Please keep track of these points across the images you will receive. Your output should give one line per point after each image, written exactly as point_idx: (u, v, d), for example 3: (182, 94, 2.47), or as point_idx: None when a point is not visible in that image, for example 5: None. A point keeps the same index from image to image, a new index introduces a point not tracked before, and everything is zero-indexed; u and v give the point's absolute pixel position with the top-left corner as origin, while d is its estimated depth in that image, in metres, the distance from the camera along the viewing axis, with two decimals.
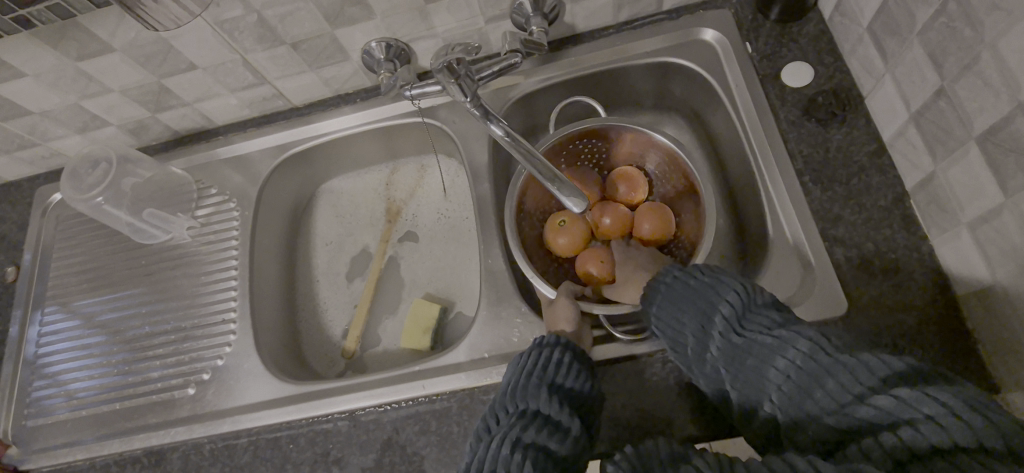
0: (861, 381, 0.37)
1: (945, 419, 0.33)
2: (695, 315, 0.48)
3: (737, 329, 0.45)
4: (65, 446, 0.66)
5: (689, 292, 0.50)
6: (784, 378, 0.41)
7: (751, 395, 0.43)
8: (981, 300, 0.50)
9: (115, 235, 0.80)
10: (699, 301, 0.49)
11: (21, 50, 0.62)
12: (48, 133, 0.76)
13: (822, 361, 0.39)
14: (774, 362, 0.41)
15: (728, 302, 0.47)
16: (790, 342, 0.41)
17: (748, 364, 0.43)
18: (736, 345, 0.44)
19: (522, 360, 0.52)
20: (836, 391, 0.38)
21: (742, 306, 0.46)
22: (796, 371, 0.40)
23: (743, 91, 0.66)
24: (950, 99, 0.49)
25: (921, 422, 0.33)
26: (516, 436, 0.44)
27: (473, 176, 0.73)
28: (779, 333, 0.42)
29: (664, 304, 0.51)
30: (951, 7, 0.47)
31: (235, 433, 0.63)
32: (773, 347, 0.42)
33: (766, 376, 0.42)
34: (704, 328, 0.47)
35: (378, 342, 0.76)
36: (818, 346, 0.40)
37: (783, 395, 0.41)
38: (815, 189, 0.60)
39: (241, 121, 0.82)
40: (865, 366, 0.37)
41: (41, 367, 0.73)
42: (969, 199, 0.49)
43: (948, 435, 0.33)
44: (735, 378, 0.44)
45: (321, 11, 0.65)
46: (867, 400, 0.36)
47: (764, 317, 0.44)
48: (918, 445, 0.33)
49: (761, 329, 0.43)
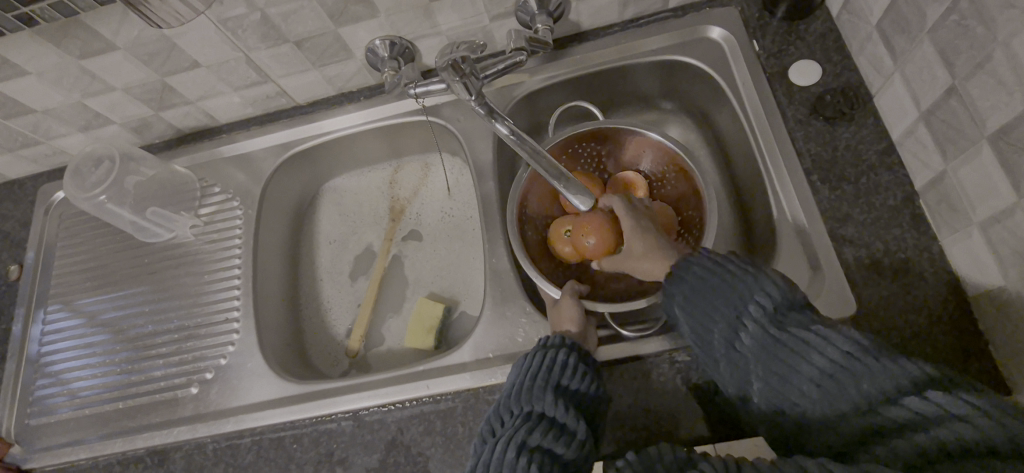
0: (897, 380, 0.37)
1: (977, 418, 0.34)
2: (725, 305, 0.47)
3: (765, 322, 0.44)
4: (68, 445, 0.66)
5: (721, 282, 0.48)
6: (818, 373, 0.40)
7: (775, 390, 0.42)
8: (992, 301, 0.49)
9: (118, 233, 0.80)
10: (731, 290, 0.47)
11: (24, 48, 0.62)
12: (51, 132, 0.76)
13: (859, 359, 0.39)
14: (808, 357, 0.41)
15: (761, 294, 0.45)
16: (825, 338, 0.41)
17: (778, 357, 0.42)
18: (768, 338, 0.43)
19: (526, 362, 0.51)
20: (870, 390, 0.38)
21: (776, 300, 0.45)
22: (831, 368, 0.40)
23: (749, 89, 0.66)
24: (962, 98, 0.49)
25: (953, 422, 0.34)
26: (522, 440, 0.44)
27: (477, 175, 0.72)
28: (816, 328, 0.42)
29: (692, 293, 0.49)
30: (963, 5, 0.47)
31: (239, 433, 0.63)
32: (808, 342, 0.41)
33: (797, 370, 0.41)
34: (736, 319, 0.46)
35: (382, 341, 0.76)
36: (854, 344, 0.40)
37: (813, 391, 0.40)
38: (823, 188, 0.59)
39: (244, 119, 0.81)
40: (900, 366, 0.38)
41: (44, 366, 0.72)
42: (980, 199, 0.49)
43: (978, 434, 0.33)
44: (761, 372, 0.43)
45: (325, 9, 0.64)
46: (900, 401, 0.37)
47: (798, 313, 0.44)
48: (947, 443, 0.34)
49: (795, 324, 0.43)
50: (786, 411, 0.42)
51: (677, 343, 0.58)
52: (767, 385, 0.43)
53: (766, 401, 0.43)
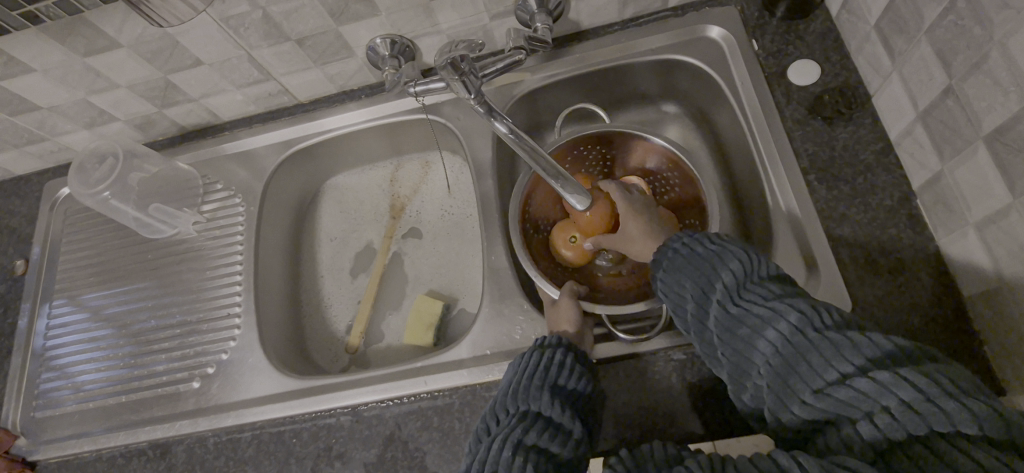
0: (848, 359, 0.36)
1: (921, 404, 0.33)
2: (697, 281, 0.47)
3: (735, 298, 0.43)
4: (73, 437, 0.67)
5: (693, 259, 0.48)
6: (773, 351, 0.40)
7: (737, 366, 0.42)
8: (987, 301, 0.49)
9: (123, 229, 0.81)
10: (704, 266, 0.47)
11: (29, 46, 0.63)
12: (57, 128, 0.77)
13: (811, 337, 0.38)
14: (764, 334, 0.40)
15: (730, 271, 0.45)
16: (781, 315, 0.40)
17: (739, 334, 0.42)
18: (732, 315, 0.43)
19: (523, 361, 0.51)
20: (821, 369, 0.37)
21: (742, 276, 0.44)
22: (784, 346, 0.39)
23: (748, 89, 0.66)
24: (959, 99, 0.49)
25: (896, 408, 0.33)
26: (517, 439, 0.44)
27: (477, 173, 0.73)
28: (774, 304, 0.41)
29: (669, 269, 0.49)
30: (961, 5, 0.47)
31: (239, 427, 0.63)
32: (765, 318, 0.41)
33: (756, 347, 0.41)
34: (705, 295, 0.46)
35: (382, 338, 0.76)
36: (808, 322, 0.39)
37: (769, 369, 0.40)
38: (821, 187, 0.59)
39: (247, 117, 0.82)
40: (853, 345, 0.37)
41: (49, 359, 0.74)
42: (976, 199, 0.49)
43: (922, 421, 0.33)
44: (725, 349, 0.43)
45: (326, 7, 0.65)
46: (849, 381, 0.36)
47: (763, 287, 0.43)
48: (892, 433, 0.34)
49: (757, 299, 0.42)
50: (749, 390, 0.42)
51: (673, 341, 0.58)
52: (731, 362, 0.43)
53: (733, 380, 0.44)
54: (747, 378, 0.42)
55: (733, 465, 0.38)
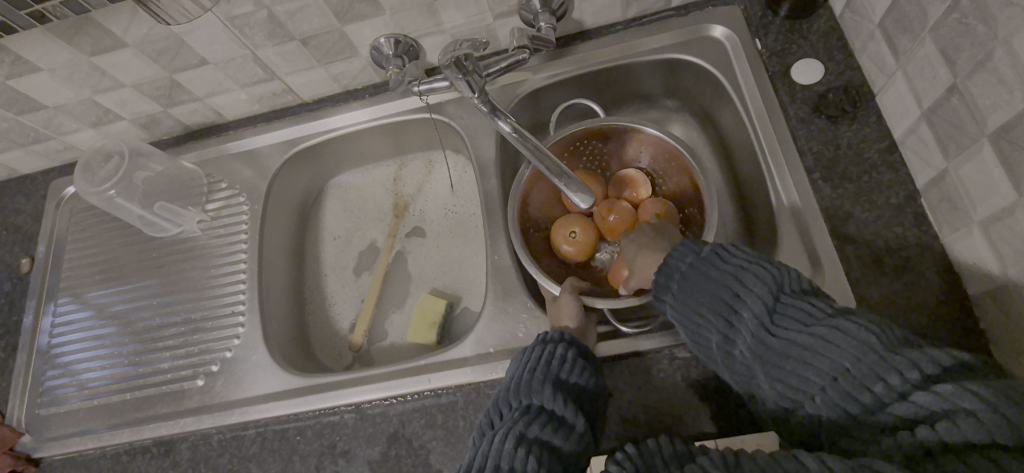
0: (903, 374, 0.36)
1: (984, 415, 0.33)
2: (721, 308, 0.44)
3: (768, 325, 0.42)
4: (77, 434, 0.67)
5: (713, 282, 0.45)
6: (821, 375, 0.39)
7: (779, 390, 0.42)
8: (992, 298, 0.49)
9: (127, 228, 0.81)
10: (726, 291, 0.45)
11: (36, 45, 0.63)
12: (62, 127, 0.77)
13: (862, 358, 0.37)
14: (810, 359, 0.39)
15: (757, 296, 0.43)
16: (825, 339, 0.39)
17: (782, 361, 0.41)
18: (769, 342, 0.41)
19: (525, 356, 0.52)
20: (876, 385, 0.37)
21: (772, 300, 0.42)
22: (833, 369, 0.38)
23: (751, 88, 0.66)
24: (963, 96, 0.49)
25: (961, 417, 0.34)
26: (520, 432, 0.44)
27: (480, 172, 0.73)
28: (814, 328, 0.40)
29: (680, 296, 0.47)
30: (965, 3, 0.47)
31: (244, 424, 0.64)
32: (808, 343, 0.40)
33: (802, 373, 0.40)
34: (729, 320, 0.44)
35: (385, 336, 0.77)
36: (856, 341, 0.38)
37: (817, 392, 0.40)
38: (824, 186, 0.59)
39: (251, 116, 0.82)
40: (907, 358, 0.37)
41: (54, 357, 0.74)
42: (981, 197, 0.49)
43: (990, 431, 0.33)
44: (763, 375, 0.42)
45: (330, 7, 0.65)
46: (908, 397, 0.36)
47: (796, 306, 0.42)
48: (952, 440, 0.34)
49: (795, 324, 0.41)
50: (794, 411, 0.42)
51: (679, 339, 0.58)
52: (772, 388, 0.42)
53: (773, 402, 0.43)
54: (790, 401, 0.41)
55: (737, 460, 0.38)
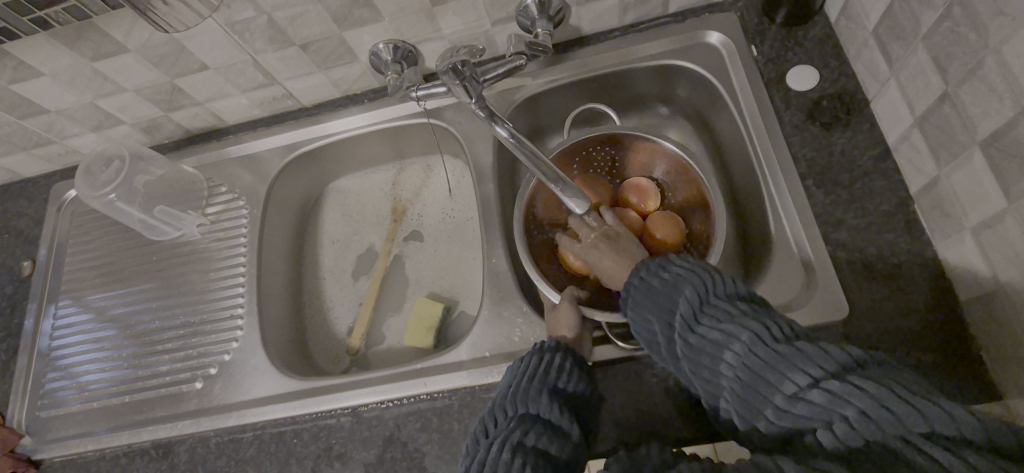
0: (802, 373, 0.36)
1: (875, 411, 0.33)
2: (658, 310, 0.46)
3: (690, 325, 0.43)
4: (76, 436, 0.68)
5: (648, 286, 0.47)
6: (733, 374, 0.40)
7: (707, 391, 0.43)
8: (983, 305, 0.50)
9: (128, 231, 0.82)
10: (661, 294, 0.46)
11: (38, 50, 0.64)
12: (65, 131, 0.78)
13: (764, 356, 0.38)
14: (722, 357, 0.40)
15: (686, 300, 0.44)
16: (734, 337, 0.40)
17: (702, 362, 0.42)
18: (689, 342, 0.43)
19: (522, 364, 0.52)
20: (778, 383, 0.37)
21: (698, 302, 0.43)
22: (741, 368, 0.39)
23: (746, 94, 0.66)
24: (955, 104, 0.49)
25: (855, 417, 0.34)
26: (516, 440, 0.44)
27: (477, 176, 0.74)
28: (726, 326, 0.41)
29: (634, 306, 0.48)
30: (957, 12, 0.47)
31: (241, 427, 0.64)
32: (720, 342, 0.40)
33: (718, 371, 0.41)
34: (662, 323, 0.45)
35: (383, 339, 0.77)
36: (760, 339, 0.39)
37: (732, 392, 0.40)
38: (818, 192, 0.60)
39: (251, 120, 0.83)
40: (806, 356, 0.37)
41: (53, 359, 0.74)
42: (972, 204, 0.49)
43: (879, 428, 0.33)
44: (691, 375, 0.43)
45: (329, 13, 0.66)
46: (804, 396, 0.36)
47: (716, 306, 0.43)
48: (854, 440, 0.34)
49: (711, 322, 0.42)
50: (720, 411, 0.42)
51: None
52: (701, 388, 0.43)
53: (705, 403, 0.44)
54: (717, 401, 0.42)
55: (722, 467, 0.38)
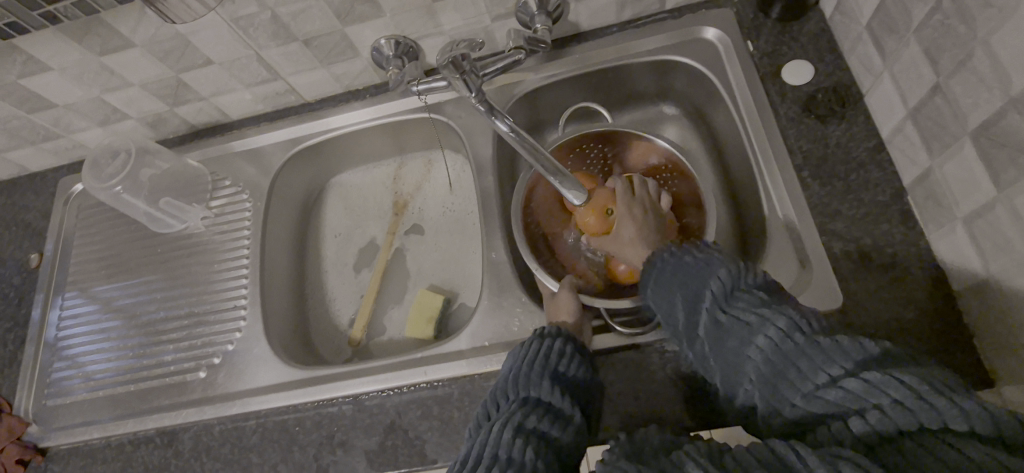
0: (837, 361, 0.37)
1: (913, 402, 0.33)
2: (685, 294, 0.48)
3: (724, 307, 0.44)
4: (82, 425, 0.69)
5: (681, 270, 0.49)
6: (762, 358, 0.41)
7: (729, 375, 0.44)
8: (976, 294, 0.50)
9: (133, 224, 0.83)
10: (692, 279, 0.48)
11: (47, 45, 0.65)
12: (71, 126, 0.79)
13: (799, 342, 0.39)
14: (753, 341, 0.41)
15: (717, 281, 0.46)
16: (768, 321, 0.41)
17: (729, 345, 0.43)
18: (721, 325, 0.44)
19: (523, 350, 0.53)
20: (812, 372, 0.38)
21: (730, 286, 0.45)
22: (773, 351, 0.40)
23: (742, 88, 0.67)
24: (946, 96, 0.50)
25: (888, 406, 0.34)
26: (518, 422, 0.45)
27: (478, 170, 0.75)
28: (762, 311, 0.42)
29: (657, 284, 0.51)
30: (946, 4, 0.48)
31: (245, 415, 0.65)
32: (752, 326, 0.42)
33: (745, 355, 0.42)
34: (692, 306, 0.47)
35: (384, 331, 0.78)
36: (796, 326, 0.40)
37: (758, 376, 0.41)
38: (813, 183, 0.60)
39: (255, 115, 0.84)
40: (842, 346, 0.38)
41: (60, 349, 0.76)
42: (964, 193, 0.50)
43: (916, 418, 0.33)
44: (717, 360, 0.44)
45: (332, 9, 0.67)
46: (839, 383, 0.37)
47: (751, 295, 0.44)
48: (888, 428, 0.34)
49: (745, 307, 0.43)
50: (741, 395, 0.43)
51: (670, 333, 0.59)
52: (723, 372, 0.44)
53: (726, 387, 0.45)
54: (739, 385, 0.43)
55: (725, 452, 0.37)
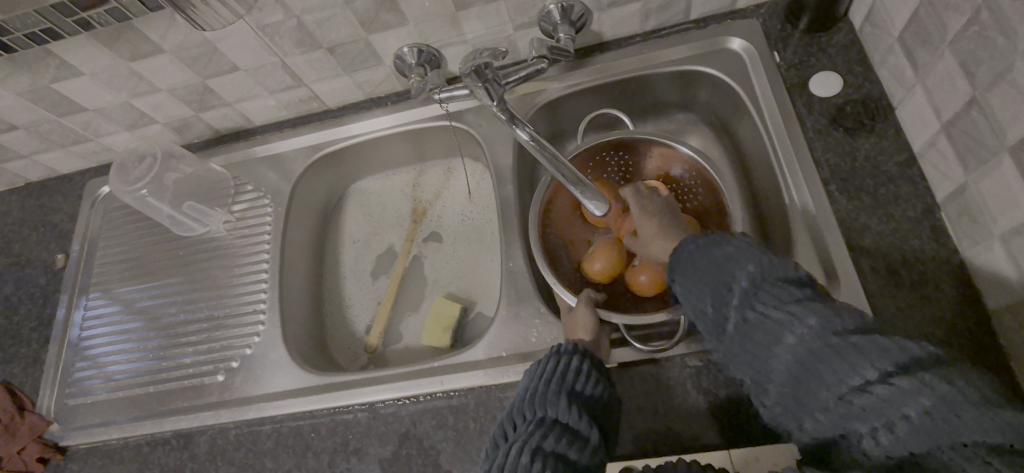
0: (873, 365, 0.35)
1: (944, 416, 0.32)
2: (712, 289, 0.46)
3: (751, 304, 0.42)
4: (101, 425, 0.70)
5: (709, 262, 0.47)
6: (793, 358, 0.39)
7: (757, 371, 0.42)
8: (1013, 314, 0.48)
9: (157, 227, 0.84)
10: (719, 273, 0.46)
11: (80, 50, 0.67)
12: (100, 129, 0.81)
13: (830, 343, 0.37)
14: (783, 340, 0.40)
15: (745, 273, 0.44)
16: (800, 319, 0.39)
17: (758, 341, 0.41)
18: (748, 321, 0.42)
19: (540, 368, 0.52)
20: (844, 374, 0.36)
21: (759, 278, 0.43)
22: (802, 352, 0.38)
23: (769, 99, 0.66)
24: (983, 109, 0.48)
25: (919, 418, 0.33)
26: (535, 444, 0.44)
27: (497, 179, 0.74)
28: (791, 308, 0.40)
29: (684, 278, 0.48)
30: (984, 16, 0.47)
31: (261, 420, 0.65)
32: (783, 323, 0.40)
33: (776, 354, 0.40)
34: (720, 301, 0.45)
35: (400, 338, 0.78)
36: (828, 325, 0.38)
37: (788, 378, 0.39)
38: (842, 197, 0.59)
39: (279, 122, 0.85)
40: (879, 349, 0.35)
41: (83, 349, 0.77)
42: (1001, 210, 0.48)
43: (947, 433, 0.32)
44: (744, 357, 0.43)
45: (357, 17, 0.67)
46: (870, 389, 0.35)
47: (781, 288, 0.42)
48: (921, 444, 0.33)
49: (773, 302, 0.41)
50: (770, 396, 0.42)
51: (693, 348, 0.58)
52: (752, 370, 0.42)
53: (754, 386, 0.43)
54: (768, 383, 0.42)
55: None
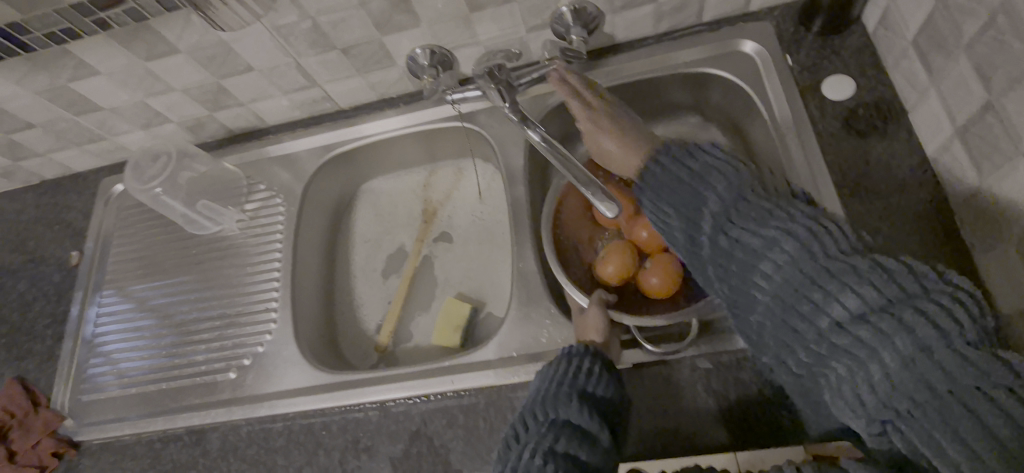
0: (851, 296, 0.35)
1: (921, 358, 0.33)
2: (684, 212, 0.45)
3: (727, 228, 0.42)
4: (113, 421, 0.70)
5: (680, 178, 0.46)
6: (771, 288, 0.39)
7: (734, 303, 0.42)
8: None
9: (170, 226, 0.85)
10: (691, 192, 0.45)
11: (98, 50, 0.67)
12: (115, 128, 0.81)
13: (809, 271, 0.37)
14: (760, 269, 0.39)
15: (718, 194, 0.43)
16: (778, 246, 0.39)
17: (734, 270, 0.41)
18: (724, 246, 0.42)
19: (551, 369, 0.52)
20: (823, 304, 0.36)
21: (735, 201, 0.42)
22: (780, 281, 0.38)
23: (781, 102, 0.66)
24: (998, 113, 0.48)
25: (896, 361, 0.33)
26: (547, 446, 0.44)
27: (509, 180, 0.75)
28: (769, 232, 0.40)
29: (653, 195, 0.47)
30: (1001, 20, 0.47)
31: (272, 417, 0.66)
32: (761, 250, 0.39)
33: (752, 283, 0.40)
34: (693, 225, 0.44)
35: (410, 338, 0.78)
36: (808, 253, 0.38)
37: (766, 310, 0.39)
38: (854, 200, 0.59)
39: (292, 122, 0.86)
40: (859, 281, 0.35)
41: (96, 346, 0.77)
42: (1015, 214, 0.48)
43: (923, 375, 0.33)
44: (723, 289, 0.43)
45: (372, 18, 0.68)
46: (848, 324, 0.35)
47: (755, 208, 0.41)
48: (897, 385, 0.33)
49: (749, 226, 0.41)
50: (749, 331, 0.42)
51: (704, 349, 0.58)
52: (730, 301, 0.43)
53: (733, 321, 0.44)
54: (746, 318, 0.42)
55: None
